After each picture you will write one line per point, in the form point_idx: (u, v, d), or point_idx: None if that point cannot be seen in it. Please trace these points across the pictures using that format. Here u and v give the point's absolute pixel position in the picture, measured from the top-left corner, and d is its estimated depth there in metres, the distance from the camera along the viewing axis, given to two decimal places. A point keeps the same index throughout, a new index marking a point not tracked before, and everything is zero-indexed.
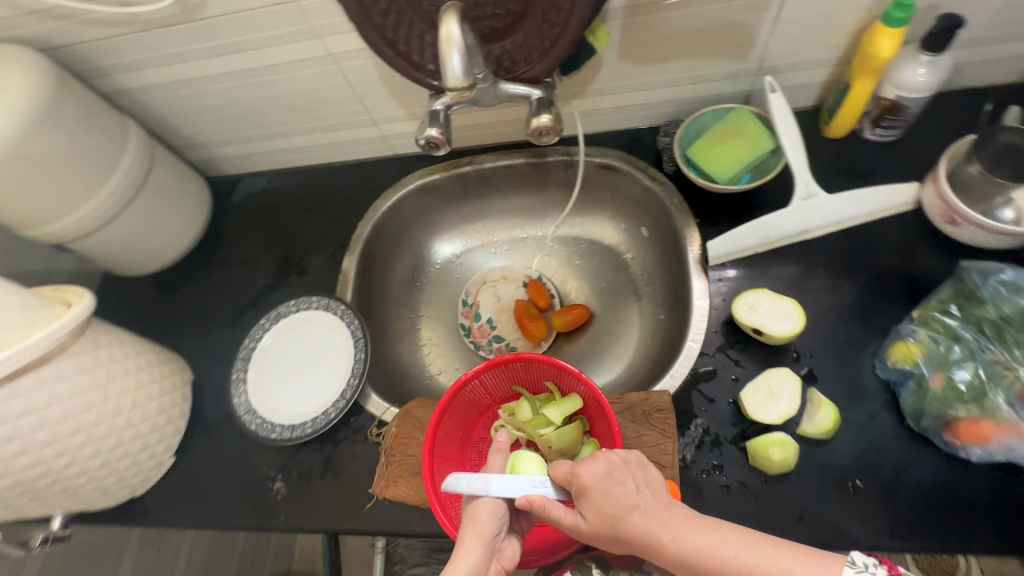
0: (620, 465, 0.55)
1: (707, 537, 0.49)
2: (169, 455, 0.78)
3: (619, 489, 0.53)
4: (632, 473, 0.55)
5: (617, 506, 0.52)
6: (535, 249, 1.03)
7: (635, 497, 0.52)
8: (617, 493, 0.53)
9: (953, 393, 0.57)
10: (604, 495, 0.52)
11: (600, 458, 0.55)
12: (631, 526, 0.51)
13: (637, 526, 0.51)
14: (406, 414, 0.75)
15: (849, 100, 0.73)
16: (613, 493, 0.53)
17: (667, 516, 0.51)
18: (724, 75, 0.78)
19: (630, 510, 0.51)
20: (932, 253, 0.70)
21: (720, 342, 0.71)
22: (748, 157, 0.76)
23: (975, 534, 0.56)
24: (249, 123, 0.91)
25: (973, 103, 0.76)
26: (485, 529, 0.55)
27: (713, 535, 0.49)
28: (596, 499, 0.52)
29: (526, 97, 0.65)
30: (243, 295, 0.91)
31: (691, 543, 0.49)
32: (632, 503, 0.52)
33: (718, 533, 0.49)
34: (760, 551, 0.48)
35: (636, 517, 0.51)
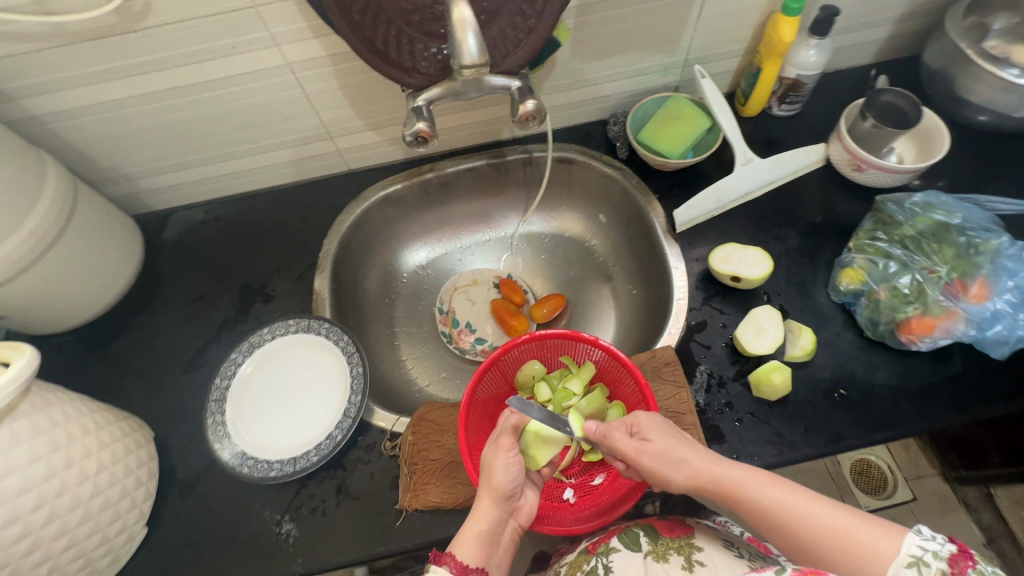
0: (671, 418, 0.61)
1: (752, 481, 0.54)
2: (142, 525, 0.66)
3: (674, 435, 0.58)
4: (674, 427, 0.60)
5: (668, 448, 0.57)
6: (501, 248, 1.05)
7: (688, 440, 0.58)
8: (665, 439, 0.58)
9: (900, 298, 0.68)
10: (654, 440, 0.58)
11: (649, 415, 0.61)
12: (682, 462, 0.56)
13: (690, 464, 0.56)
14: (420, 420, 0.72)
15: (761, 82, 0.87)
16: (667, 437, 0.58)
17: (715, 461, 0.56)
18: (657, 68, 0.88)
19: (678, 451, 0.57)
20: (846, 197, 0.84)
21: (703, 296, 0.78)
22: (691, 135, 0.86)
23: (938, 411, 0.67)
24: (187, 146, 0.84)
25: (844, 80, 0.94)
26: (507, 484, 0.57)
27: (763, 480, 0.53)
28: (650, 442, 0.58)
29: (507, 88, 0.68)
30: (200, 333, 0.82)
31: (736, 476, 0.54)
32: (684, 443, 0.57)
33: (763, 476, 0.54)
34: (801, 498, 0.52)
35: (682, 456, 0.56)
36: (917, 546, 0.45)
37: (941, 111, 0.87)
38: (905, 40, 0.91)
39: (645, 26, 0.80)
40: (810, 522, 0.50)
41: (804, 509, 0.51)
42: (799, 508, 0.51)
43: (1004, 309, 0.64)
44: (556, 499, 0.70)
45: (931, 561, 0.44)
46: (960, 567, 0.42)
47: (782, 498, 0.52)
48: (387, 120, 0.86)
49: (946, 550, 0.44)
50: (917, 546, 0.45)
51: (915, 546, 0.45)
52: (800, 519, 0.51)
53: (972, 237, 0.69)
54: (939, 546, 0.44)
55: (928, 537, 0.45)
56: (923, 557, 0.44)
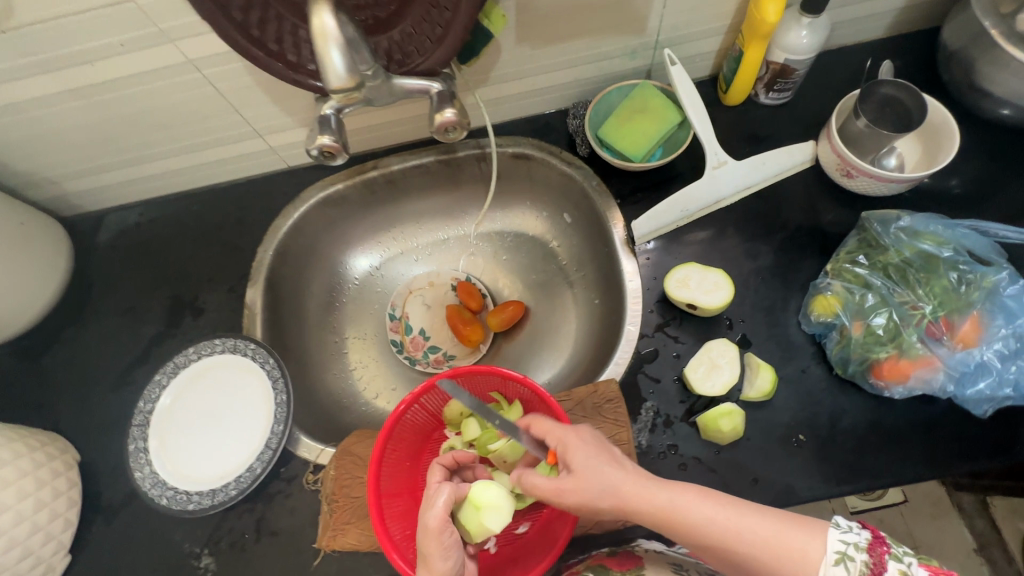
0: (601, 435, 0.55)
1: (683, 500, 0.49)
2: (63, 555, 0.66)
3: (603, 458, 0.52)
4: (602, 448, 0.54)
5: (596, 465, 0.52)
6: (459, 248, 0.98)
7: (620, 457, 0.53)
8: (591, 458, 0.52)
9: (873, 338, 0.60)
10: (582, 459, 0.52)
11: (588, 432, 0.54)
12: (614, 481, 0.51)
13: (623, 483, 0.50)
14: (344, 453, 0.68)
15: (743, 67, 0.75)
16: (591, 459, 0.52)
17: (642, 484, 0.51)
18: (623, 52, 0.77)
19: (608, 468, 0.51)
20: (833, 205, 0.74)
21: (658, 321, 0.70)
22: (658, 132, 0.75)
23: (907, 464, 0.60)
24: (104, 148, 0.78)
25: (847, 60, 0.81)
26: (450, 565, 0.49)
27: (692, 500, 0.49)
28: (577, 458, 0.52)
29: (426, 91, 0.59)
30: (129, 350, 0.79)
31: (670, 494, 0.49)
32: (612, 463, 0.52)
33: (698, 493, 0.50)
34: (739, 516, 0.48)
35: (612, 475, 0.51)
36: (841, 540, 0.47)
37: (957, 101, 0.75)
38: (923, 12, 0.77)
39: (602, 6, 0.68)
40: (751, 540, 0.47)
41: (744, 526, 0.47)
42: (730, 521, 0.48)
43: (992, 360, 0.56)
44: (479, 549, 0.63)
45: (855, 553, 0.46)
46: (878, 553, 0.46)
47: (722, 517, 0.48)
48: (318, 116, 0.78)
49: (864, 539, 0.46)
50: (840, 540, 0.47)
51: (837, 540, 0.47)
52: (740, 539, 0.47)
53: (963, 271, 0.60)
54: (858, 537, 0.47)
55: (848, 529, 0.48)
56: (848, 551, 0.46)
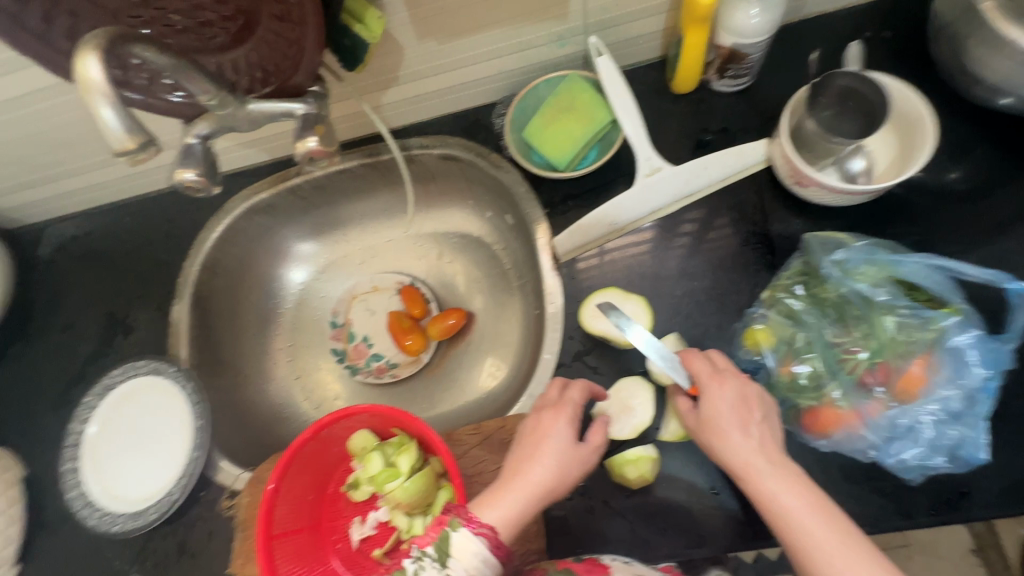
0: (747, 391, 0.52)
1: (771, 473, 0.47)
2: (9, 567, 0.70)
3: (737, 418, 0.50)
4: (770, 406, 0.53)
5: (724, 426, 0.50)
6: (402, 251, 0.93)
7: (751, 424, 0.50)
8: (740, 417, 0.50)
9: (796, 385, 0.54)
10: (723, 411, 0.51)
11: (738, 381, 0.53)
12: (730, 447, 0.49)
13: (736, 450, 0.49)
14: (257, 481, 0.68)
15: (686, 54, 0.64)
16: (747, 404, 0.51)
17: (764, 450, 0.49)
18: (549, 38, 0.67)
19: (742, 432, 0.49)
20: (787, 214, 0.64)
21: (577, 349, 0.65)
22: (586, 135, 0.67)
23: None
24: (19, 167, 0.76)
25: (822, 33, 0.68)
26: (544, 482, 0.50)
27: (763, 476, 0.47)
28: (714, 411, 0.51)
29: (291, 114, 0.53)
30: (68, 368, 0.80)
31: (752, 464, 0.48)
32: (738, 430, 0.50)
33: (785, 474, 0.47)
34: (809, 510, 0.45)
35: (744, 440, 0.49)
36: None
37: (950, 82, 0.62)
38: None
39: None
40: (806, 534, 0.44)
41: (802, 518, 0.45)
42: (778, 510, 0.46)
43: (925, 425, 0.49)
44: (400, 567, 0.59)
45: None
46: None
47: (791, 503, 0.46)
48: None
49: None
50: None
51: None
52: (789, 528, 0.45)
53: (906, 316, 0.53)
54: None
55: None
56: None
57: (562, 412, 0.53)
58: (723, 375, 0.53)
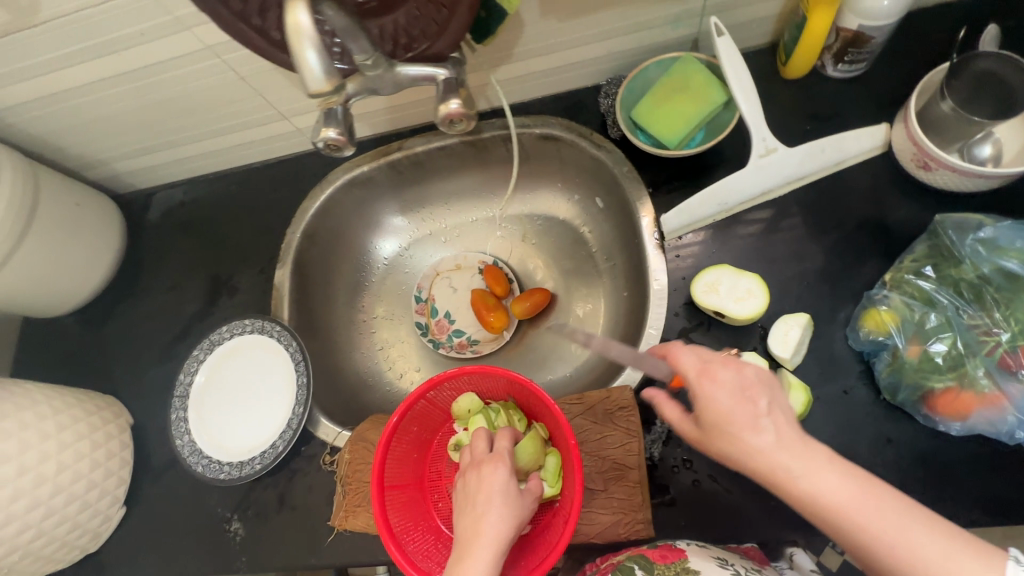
0: (742, 376, 0.45)
1: (803, 469, 0.42)
2: (118, 508, 0.74)
3: (727, 411, 0.45)
4: (771, 383, 0.45)
5: (723, 425, 0.45)
6: (487, 231, 0.95)
7: (761, 416, 0.44)
8: (746, 410, 0.44)
9: (929, 365, 0.53)
10: (722, 408, 0.45)
11: (732, 368, 0.46)
12: (748, 448, 0.44)
13: (759, 448, 0.44)
14: (358, 439, 0.70)
15: (806, 37, 0.64)
16: (732, 397, 0.45)
17: (792, 445, 0.43)
18: (664, 19, 0.68)
19: (755, 430, 0.44)
20: (905, 201, 0.63)
21: (683, 326, 0.65)
22: (698, 115, 0.67)
23: (960, 508, 0.53)
24: (144, 132, 0.81)
25: (945, 21, 0.67)
26: (500, 535, 0.48)
27: (805, 474, 0.42)
28: (710, 409, 0.45)
29: (432, 79, 0.55)
30: (173, 325, 0.84)
31: (779, 463, 0.43)
32: (747, 428, 0.44)
33: (820, 466, 0.42)
34: (859, 500, 0.41)
35: (761, 439, 0.44)
36: None
37: None
38: None
39: None
40: (862, 530, 0.40)
41: (858, 514, 0.40)
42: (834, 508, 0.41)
43: None
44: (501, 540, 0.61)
45: None
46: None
47: (846, 497, 0.41)
48: None
49: None
50: None
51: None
52: (844, 524, 0.41)
53: None
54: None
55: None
56: None
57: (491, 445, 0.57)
58: (712, 370, 0.46)
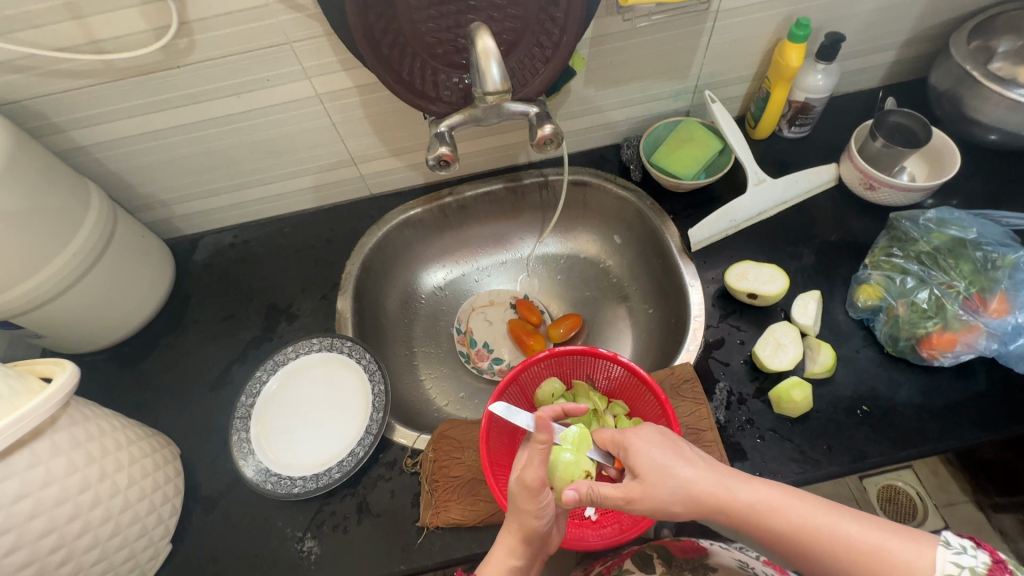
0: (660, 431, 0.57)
1: (734, 484, 0.52)
2: (167, 541, 0.67)
3: (663, 452, 0.54)
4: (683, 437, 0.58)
5: (664, 467, 0.53)
6: (518, 269, 1.07)
7: (685, 454, 0.54)
8: (674, 451, 0.55)
9: (919, 313, 0.69)
10: (657, 452, 0.55)
11: (650, 428, 0.58)
12: (685, 480, 0.52)
13: (694, 479, 0.52)
14: (440, 437, 0.73)
15: (771, 106, 0.89)
16: (655, 444, 0.56)
17: (719, 473, 0.53)
18: (669, 93, 0.91)
19: (685, 464, 0.53)
20: (859, 216, 0.85)
21: (720, 313, 0.79)
22: (703, 157, 0.88)
23: (965, 428, 0.66)
24: (218, 174, 0.88)
25: (853, 103, 0.97)
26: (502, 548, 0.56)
27: (739, 484, 0.52)
28: (645, 459, 0.54)
29: (526, 114, 0.71)
30: (226, 353, 0.85)
31: (714, 487, 0.52)
32: (677, 459, 0.54)
33: (744, 480, 0.53)
34: (785, 498, 0.51)
35: (692, 470, 0.53)
36: (953, 563, 0.45)
37: (951, 131, 0.89)
38: (910, 64, 0.93)
39: (657, 54, 0.83)
40: (792, 520, 0.50)
41: (792, 509, 0.50)
42: (772, 503, 0.51)
43: None
44: (578, 517, 0.71)
45: None
46: None
47: (774, 497, 0.51)
48: (409, 146, 0.90)
49: (983, 565, 0.44)
50: (953, 562, 0.45)
51: (949, 563, 0.45)
52: (781, 522, 0.50)
53: (989, 252, 0.70)
54: (975, 561, 0.44)
55: (963, 551, 0.45)
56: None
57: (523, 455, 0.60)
58: (630, 430, 0.58)
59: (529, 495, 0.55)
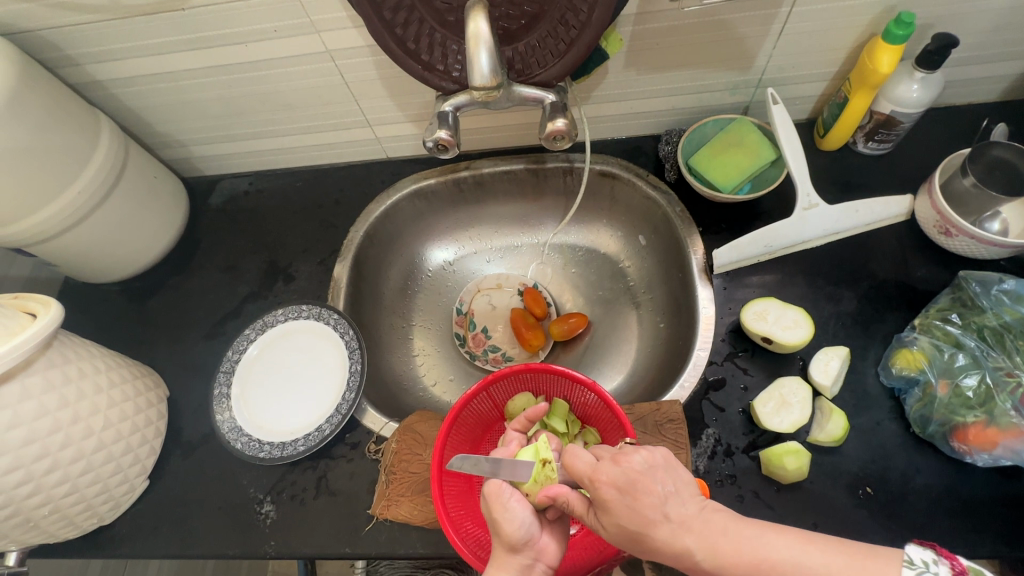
0: (643, 469, 0.46)
1: (712, 539, 0.43)
2: (143, 479, 0.71)
3: (636, 500, 0.45)
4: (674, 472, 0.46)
5: (638, 518, 0.45)
6: (531, 255, 1.01)
7: (659, 505, 0.44)
8: (645, 500, 0.45)
9: (960, 399, 0.59)
10: (629, 504, 0.45)
11: (641, 452, 0.47)
12: (658, 535, 0.44)
13: (667, 538, 0.44)
14: (406, 429, 0.72)
15: (845, 115, 0.75)
16: (630, 484, 0.45)
17: (704, 529, 0.43)
18: (726, 86, 0.79)
19: (658, 519, 0.44)
20: (925, 261, 0.72)
21: (728, 351, 0.71)
22: (750, 168, 0.76)
23: (985, 536, 0.57)
24: (233, 121, 0.86)
25: (957, 120, 0.80)
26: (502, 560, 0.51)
27: (721, 543, 0.42)
28: (616, 508, 0.45)
29: (540, 101, 0.62)
30: (225, 303, 0.86)
31: (690, 545, 0.43)
32: (652, 509, 0.44)
33: (726, 536, 0.43)
34: (775, 556, 0.41)
35: (665, 527, 0.44)
36: None
37: None
38: None
39: (713, 40, 0.71)
40: None
41: (777, 572, 0.41)
42: (760, 562, 0.41)
43: None
44: None
45: None
46: None
47: (753, 553, 0.42)
48: (426, 114, 0.84)
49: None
50: None
51: None
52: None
53: None
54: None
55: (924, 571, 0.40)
56: None
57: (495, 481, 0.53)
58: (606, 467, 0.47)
59: (495, 497, 0.52)
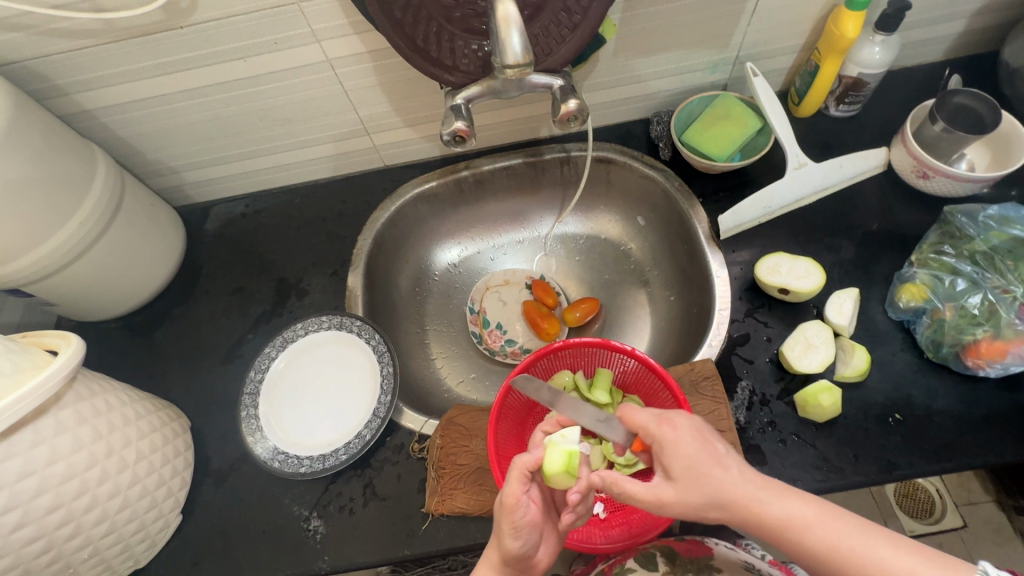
0: (698, 428, 0.50)
1: (768, 495, 0.46)
2: (177, 514, 0.68)
3: (705, 453, 0.48)
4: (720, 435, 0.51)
5: (701, 470, 0.47)
6: (535, 248, 1.03)
7: (723, 455, 0.48)
8: (709, 453, 0.48)
9: (967, 319, 0.64)
10: (694, 455, 0.48)
11: (687, 419, 0.50)
12: (720, 486, 0.46)
13: (730, 487, 0.47)
14: (448, 423, 0.72)
15: (817, 82, 0.81)
16: (697, 440, 0.48)
17: (763, 482, 0.47)
18: (706, 65, 0.84)
19: (722, 468, 0.47)
20: (908, 206, 0.78)
21: (747, 308, 0.74)
22: (739, 138, 0.82)
23: (1008, 443, 0.62)
24: (226, 141, 0.85)
25: (911, 79, 0.88)
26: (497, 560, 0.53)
27: (778, 500, 0.46)
28: (683, 459, 0.48)
29: (549, 87, 0.65)
30: (237, 326, 0.84)
31: (748, 496, 0.46)
32: (716, 463, 0.47)
33: (779, 491, 0.47)
34: (820, 514, 0.46)
35: (729, 476, 0.47)
36: None
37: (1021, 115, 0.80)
38: (981, 36, 0.84)
39: (693, 22, 0.76)
40: (827, 541, 0.45)
41: (822, 527, 0.45)
42: (804, 518, 0.46)
43: None
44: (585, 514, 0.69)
45: None
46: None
47: (803, 515, 0.46)
48: (425, 117, 0.85)
49: None
50: None
51: None
52: (813, 542, 0.45)
53: None
54: None
55: None
56: None
57: (518, 474, 0.51)
58: (670, 419, 0.51)
59: (507, 511, 0.50)
